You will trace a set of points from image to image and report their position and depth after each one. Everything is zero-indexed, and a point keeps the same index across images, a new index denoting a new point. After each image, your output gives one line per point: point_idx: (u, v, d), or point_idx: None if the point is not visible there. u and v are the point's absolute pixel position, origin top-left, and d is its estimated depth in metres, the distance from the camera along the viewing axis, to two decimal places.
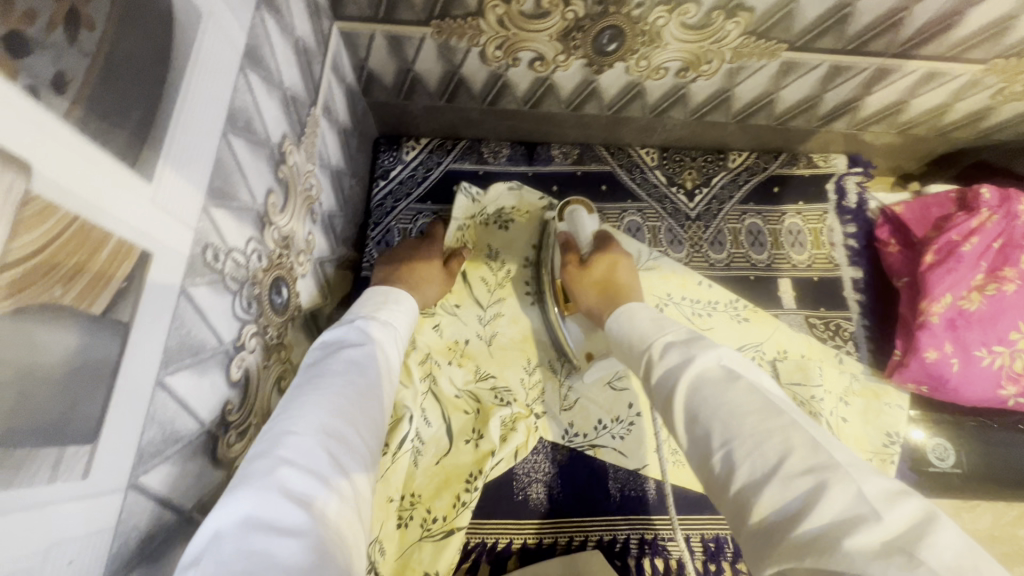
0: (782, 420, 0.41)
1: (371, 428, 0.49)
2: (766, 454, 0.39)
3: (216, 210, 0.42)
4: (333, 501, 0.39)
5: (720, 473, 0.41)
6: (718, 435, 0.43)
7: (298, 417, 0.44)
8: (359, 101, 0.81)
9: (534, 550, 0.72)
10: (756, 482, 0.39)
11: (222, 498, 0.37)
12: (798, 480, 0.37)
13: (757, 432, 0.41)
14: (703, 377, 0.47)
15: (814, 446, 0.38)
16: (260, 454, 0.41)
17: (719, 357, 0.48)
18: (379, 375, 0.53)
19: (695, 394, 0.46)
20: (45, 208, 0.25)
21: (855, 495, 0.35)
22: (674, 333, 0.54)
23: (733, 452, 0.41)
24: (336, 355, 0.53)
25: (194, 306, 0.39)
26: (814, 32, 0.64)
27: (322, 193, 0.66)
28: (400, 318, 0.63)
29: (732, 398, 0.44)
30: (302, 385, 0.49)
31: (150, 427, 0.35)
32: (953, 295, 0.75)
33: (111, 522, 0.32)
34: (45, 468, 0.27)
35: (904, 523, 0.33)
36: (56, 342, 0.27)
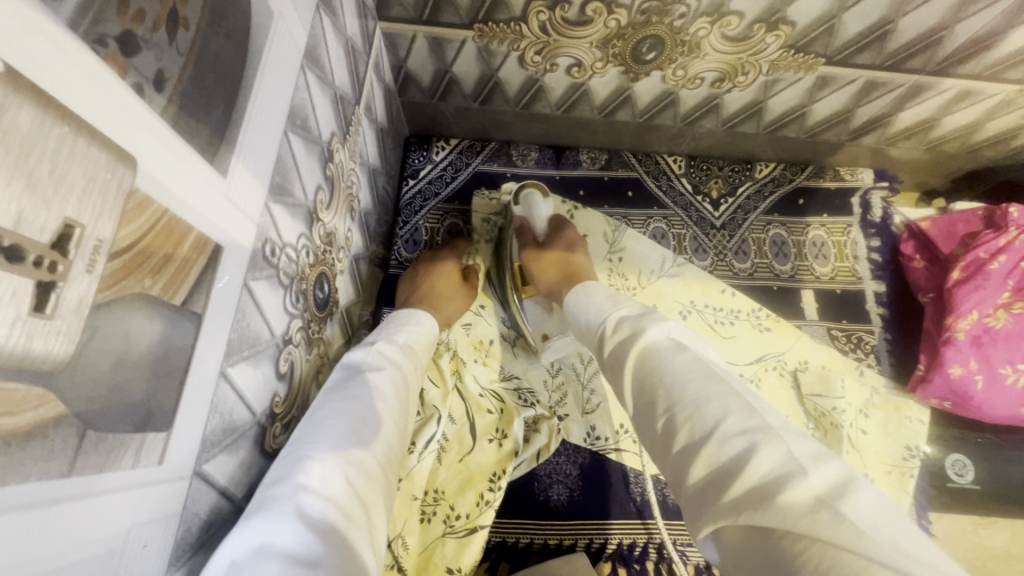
0: (721, 386, 0.42)
1: (388, 456, 0.47)
2: (705, 416, 0.40)
3: (275, 205, 0.42)
4: (348, 532, 0.38)
5: (664, 437, 0.42)
6: (663, 402, 0.43)
7: (318, 439, 0.43)
8: (394, 100, 0.81)
9: (554, 549, 0.73)
10: (695, 444, 0.39)
11: (238, 524, 0.36)
12: (731, 442, 0.37)
13: (696, 396, 0.41)
14: (654, 347, 0.48)
15: (748, 409, 0.39)
16: (278, 478, 0.40)
17: (668, 331, 0.49)
18: (398, 400, 0.53)
19: (645, 363, 0.47)
20: (143, 201, 0.26)
21: (785, 454, 0.35)
22: (629, 308, 0.54)
23: (674, 417, 0.41)
24: (357, 376, 0.52)
25: (254, 298, 0.40)
26: (853, 48, 0.65)
27: (360, 191, 0.66)
28: (417, 343, 0.63)
29: (675, 365, 0.45)
30: (321, 406, 0.48)
31: (213, 417, 0.36)
32: (978, 312, 0.76)
33: (177, 509, 0.33)
34: (130, 454, 0.28)
35: (831, 481, 0.34)
36: (146, 331, 0.28)
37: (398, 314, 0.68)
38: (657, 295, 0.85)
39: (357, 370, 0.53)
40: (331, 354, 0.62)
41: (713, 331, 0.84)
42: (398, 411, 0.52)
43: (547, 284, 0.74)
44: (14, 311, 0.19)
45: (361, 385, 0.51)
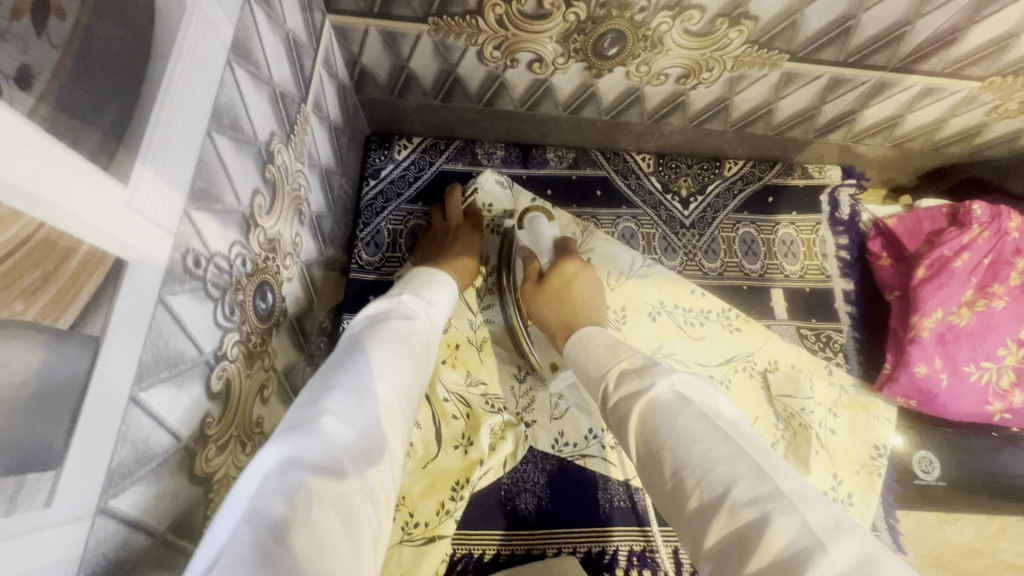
0: (729, 446, 0.41)
1: (408, 401, 0.48)
2: (713, 482, 0.40)
3: (198, 213, 0.39)
4: (367, 463, 0.39)
5: (674, 499, 0.42)
6: (670, 463, 0.43)
7: (343, 374, 0.43)
8: (351, 97, 0.78)
9: (522, 558, 0.72)
10: (705, 511, 0.39)
11: (270, 439, 0.37)
12: (742, 512, 0.37)
13: (701, 462, 0.41)
14: (657, 403, 0.47)
15: (760, 474, 0.39)
16: (306, 403, 0.40)
17: (672, 382, 0.48)
18: (422, 352, 0.53)
19: (649, 419, 0.47)
20: (4, 215, 0.23)
21: (800, 526, 0.35)
22: (629, 361, 0.53)
23: (683, 481, 0.42)
24: (383, 319, 0.53)
25: (173, 315, 0.37)
26: (816, 44, 0.64)
27: (310, 193, 0.63)
28: (440, 296, 0.62)
29: (679, 424, 0.44)
30: (349, 345, 0.48)
31: (122, 447, 0.33)
32: (943, 310, 0.75)
33: (77, 551, 0.30)
34: (3, 498, 0.24)
35: (852, 557, 0.33)
36: (16, 361, 0.25)
37: (420, 271, 0.67)
38: (620, 297, 0.83)
39: (385, 316, 0.53)
40: (279, 367, 0.58)
41: (683, 333, 0.83)
42: (421, 357, 0.52)
43: (549, 327, 0.71)
44: None
45: (387, 328, 0.51)
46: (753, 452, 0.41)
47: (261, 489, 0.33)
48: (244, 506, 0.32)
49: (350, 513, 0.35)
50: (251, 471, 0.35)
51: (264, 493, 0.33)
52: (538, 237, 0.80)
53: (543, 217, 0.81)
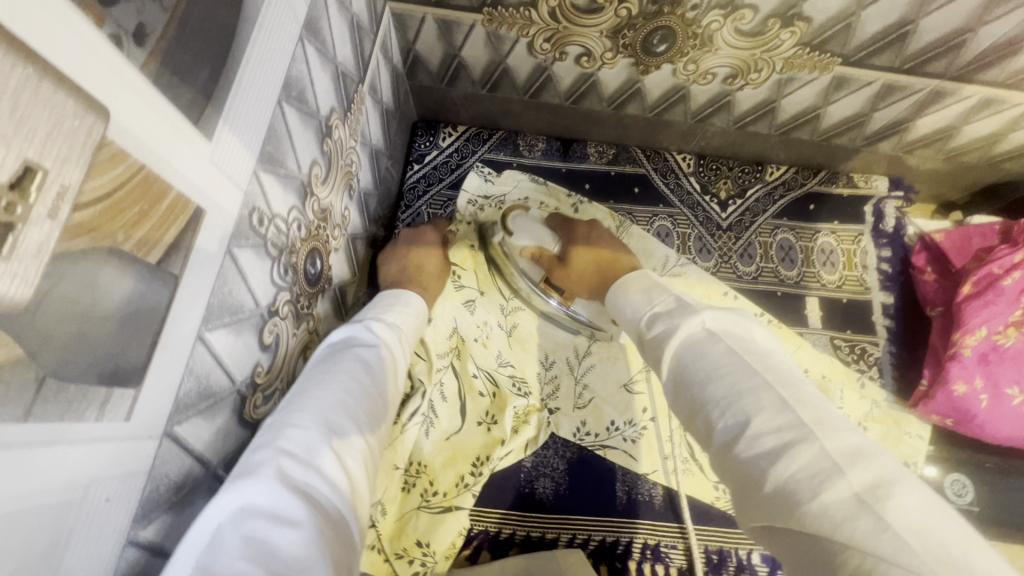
0: (754, 380, 0.44)
1: (373, 426, 0.50)
2: (738, 412, 0.43)
3: (265, 174, 0.42)
4: (329, 499, 0.40)
5: (703, 427, 0.46)
6: (697, 398, 0.47)
7: (301, 410, 0.44)
8: (402, 83, 0.81)
9: (536, 541, 0.74)
10: (730, 435, 0.43)
11: (225, 486, 0.38)
12: (763, 440, 0.40)
13: (726, 395, 0.44)
14: (689, 342, 0.50)
15: (781, 405, 0.42)
16: (262, 444, 0.41)
17: (702, 320, 0.51)
18: (385, 376, 0.55)
19: (683, 355, 0.50)
20: (116, 154, 0.26)
21: (819, 453, 0.38)
22: (662, 304, 0.56)
23: (710, 415, 0.45)
24: (344, 351, 0.54)
25: (237, 267, 0.40)
26: (870, 49, 0.63)
27: (360, 170, 0.66)
28: (405, 325, 0.64)
29: (710, 358, 0.48)
30: (303, 381, 0.49)
31: (188, 379, 0.36)
32: (988, 329, 0.72)
33: (145, 468, 0.33)
34: (93, 407, 0.28)
35: (870, 480, 0.36)
36: (114, 285, 0.28)
37: (386, 293, 0.69)
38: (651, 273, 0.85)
39: (347, 345, 0.55)
40: (322, 332, 0.62)
41: None
42: (383, 381, 0.54)
43: (586, 286, 0.77)
44: None
45: (348, 361, 0.52)
46: (783, 386, 0.43)
47: (215, 542, 0.34)
48: (198, 562, 0.33)
49: (319, 552, 0.36)
50: (202, 525, 0.35)
51: (222, 544, 0.34)
52: (534, 232, 0.81)
53: (522, 214, 0.83)
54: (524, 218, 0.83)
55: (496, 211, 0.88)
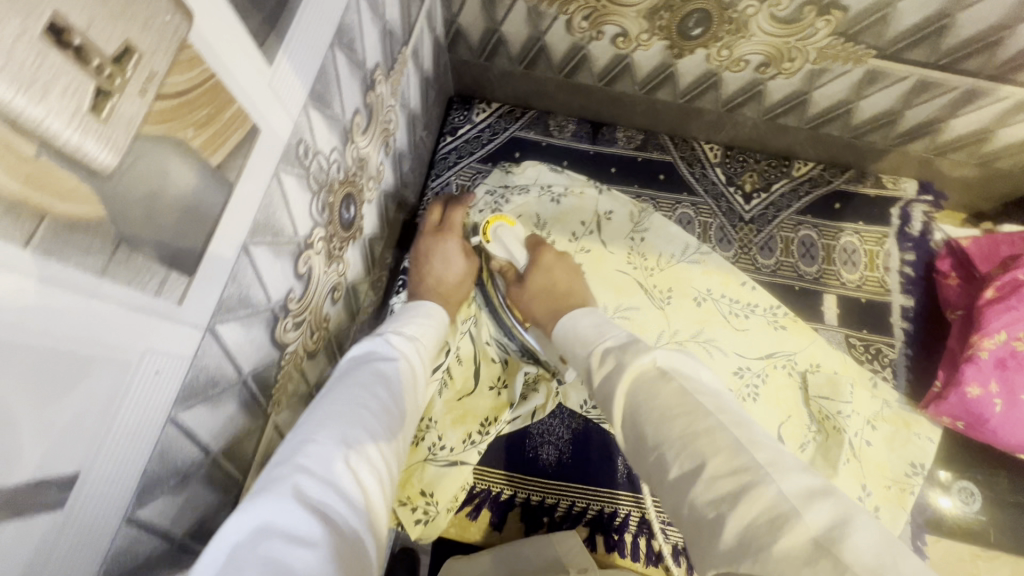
0: (707, 421, 0.43)
1: (392, 447, 0.48)
2: (689, 458, 0.42)
3: (314, 111, 0.46)
4: (349, 517, 0.37)
5: (656, 468, 0.45)
6: (651, 438, 0.46)
7: (320, 427, 0.43)
8: (443, 55, 0.85)
9: (535, 506, 0.77)
10: (686, 477, 0.42)
11: (241, 506, 0.35)
12: (720, 482, 0.39)
13: (681, 436, 0.43)
14: (641, 377, 0.50)
15: (734, 448, 0.41)
16: (279, 463, 0.39)
17: (654, 357, 0.51)
18: (402, 394, 0.53)
19: (634, 396, 0.50)
20: (194, 58, 0.30)
21: (774, 497, 0.37)
22: (613, 338, 0.57)
23: (663, 455, 0.44)
24: (361, 367, 0.54)
25: (282, 191, 0.44)
26: (906, 42, 0.63)
27: (397, 130, 0.70)
28: (423, 341, 0.63)
29: (660, 399, 0.47)
30: (321, 399, 0.49)
31: (232, 284, 0.39)
32: (1008, 333, 0.71)
33: (190, 355, 0.36)
34: (155, 281, 0.31)
35: (830, 517, 0.35)
36: (182, 176, 0.31)
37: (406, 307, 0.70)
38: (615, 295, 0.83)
39: (365, 363, 0.54)
40: (348, 278, 0.65)
41: (726, 321, 0.84)
42: (399, 394, 0.53)
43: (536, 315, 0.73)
44: (75, 103, 0.23)
45: (366, 376, 0.52)
46: (722, 428, 0.43)
47: (230, 563, 0.31)
48: None
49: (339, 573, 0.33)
50: (216, 545, 0.33)
51: (237, 565, 0.31)
52: (510, 246, 0.80)
53: (507, 227, 0.80)
54: (507, 228, 0.80)
55: (529, 197, 0.88)
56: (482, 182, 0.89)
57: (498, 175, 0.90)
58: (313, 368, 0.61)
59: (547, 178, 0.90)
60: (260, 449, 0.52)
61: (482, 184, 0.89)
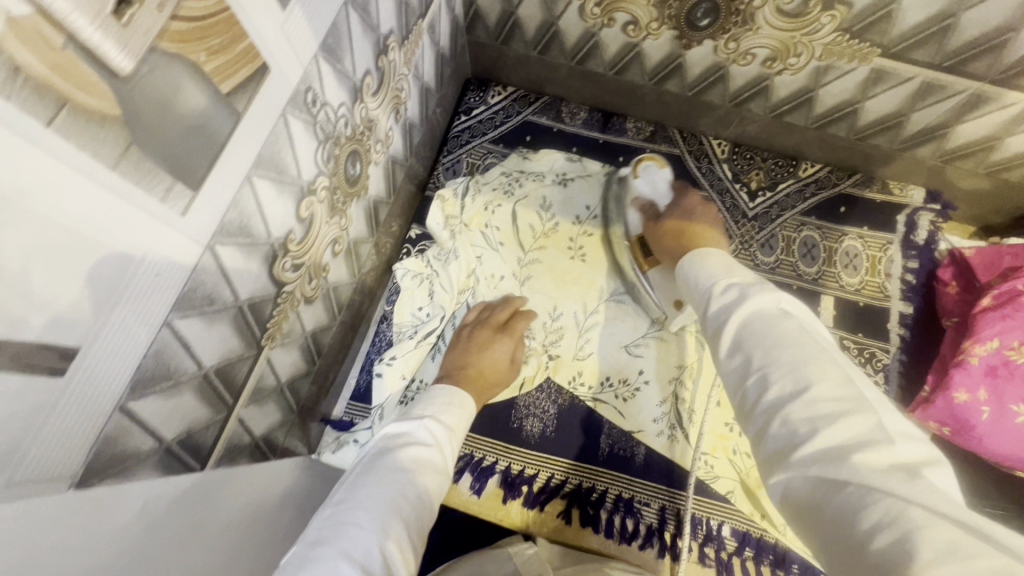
0: (823, 354, 0.42)
1: (421, 533, 0.50)
2: (800, 378, 0.40)
3: (324, 62, 0.49)
4: None
5: (749, 394, 0.43)
6: (756, 361, 0.43)
7: (354, 515, 0.47)
8: (461, 37, 0.88)
9: (515, 476, 0.79)
10: (782, 399, 0.40)
11: None
12: (820, 404, 0.38)
13: (792, 361, 0.42)
14: (760, 313, 0.47)
15: (846, 380, 0.40)
16: (319, 549, 0.43)
17: (778, 300, 0.47)
18: (439, 475, 0.56)
19: (747, 331, 0.46)
20: None
21: (875, 424, 0.37)
22: (742, 276, 0.51)
23: (767, 375, 0.42)
24: (402, 446, 0.56)
25: (288, 131, 0.47)
26: (910, 41, 0.64)
27: (409, 99, 0.73)
28: (464, 420, 0.64)
29: (780, 331, 0.44)
30: (356, 483, 0.51)
31: (233, 210, 0.43)
32: (1001, 342, 0.71)
33: (189, 266, 0.40)
34: (161, 187, 0.35)
35: (915, 455, 0.35)
36: (194, 96, 0.35)
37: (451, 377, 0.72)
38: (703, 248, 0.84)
39: (407, 439, 0.57)
40: (350, 233, 0.68)
41: None
42: (436, 482, 0.55)
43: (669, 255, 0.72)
44: (97, 6, 0.27)
45: (400, 460, 0.54)
46: (828, 361, 0.42)
47: None
48: None
49: None
50: None
51: None
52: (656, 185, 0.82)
53: (653, 166, 0.83)
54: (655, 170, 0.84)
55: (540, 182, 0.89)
56: (496, 164, 0.93)
57: (516, 161, 0.93)
58: (310, 314, 0.64)
59: (559, 165, 0.92)
60: (250, 379, 0.55)
61: (495, 167, 0.92)
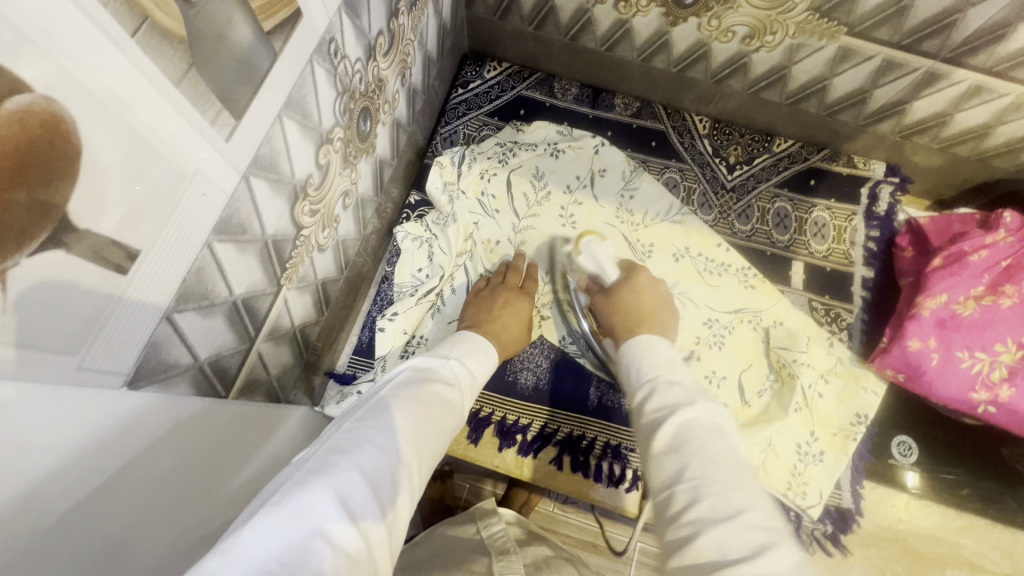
0: (748, 482, 0.46)
1: (426, 468, 0.52)
2: (729, 501, 0.43)
3: (346, 17, 0.53)
4: (373, 528, 0.41)
5: (666, 505, 0.46)
6: (687, 471, 0.47)
7: (375, 431, 0.48)
8: (460, 10, 0.93)
9: (510, 425, 0.84)
10: (709, 519, 0.43)
11: (298, 482, 0.40)
12: (749, 534, 0.41)
13: (722, 481, 0.45)
14: (694, 421, 0.52)
15: (767, 514, 0.43)
16: (339, 451, 0.45)
17: (712, 414, 0.53)
18: (451, 418, 0.58)
19: (685, 431, 0.51)
20: None
21: (793, 563, 0.39)
22: (681, 377, 0.59)
23: (699, 488, 0.45)
24: (424, 385, 0.58)
25: (313, 79, 0.51)
26: (873, 21, 0.71)
27: (414, 66, 0.77)
28: (478, 372, 0.67)
29: (713, 445, 0.49)
30: (380, 406, 0.52)
31: (265, 145, 0.47)
32: (949, 296, 0.79)
33: (227, 190, 0.43)
34: (211, 111, 0.38)
35: None
36: (242, 30, 0.38)
37: (467, 331, 0.74)
38: (649, 245, 0.92)
39: (428, 380, 0.59)
40: (358, 189, 0.72)
41: (700, 277, 0.91)
42: (448, 426, 0.57)
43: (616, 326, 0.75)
44: None
45: (422, 395, 0.56)
46: (756, 490, 0.46)
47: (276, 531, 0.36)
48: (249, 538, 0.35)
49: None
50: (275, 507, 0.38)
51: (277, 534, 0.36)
52: (600, 260, 0.84)
53: (595, 239, 0.86)
54: (598, 244, 0.86)
55: (533, 152, 0.95)
56: (495, 136, 0.97)
57: (510, 132, 0.97)
58: (321, 264, 0.68)
59: (552, 137, 0.97)
60: (269, 316, 0.58)
61: (494, 137, 0.97)
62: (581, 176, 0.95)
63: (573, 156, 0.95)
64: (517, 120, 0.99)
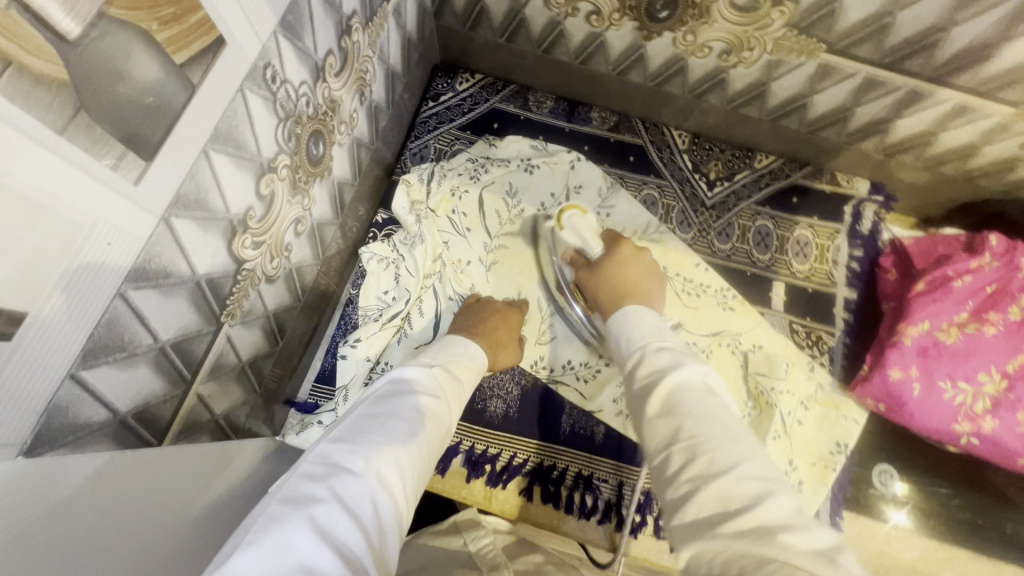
0: (742, 433, 0.44)
1: (416, 484, 0.49)
2: (726, 453, 0.41)
3: (284, 39, 0.50)
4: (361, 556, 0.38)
5: (663, 467, 0.45)
6: (681, 430, 0.45)
7: (355, 453, 0.45)
8: (429, 22, 0.89)
9: (478, 455, 0.81)
10: (707, 474, 0.41)
11: (270, 517, 0.37)
12: (748, 482, 0.39)
13: (720, 432, 0.43)
14: (687, 382, 0.50)
15: (767, 462, 0.41)
16: (315, 480, 0.42)
17: (704, 374, 0.51)
18: (439, 430, 0.55)
19: (678, 391, 0.49)
20: None
21: (794, 509, 0.37)
22: (672, 341, 0.57)
23: (695, 445, 0.43)
24: (407, 395, 0.55)
25: (246, 108, 0.47)
26: (852, 38, 0.68)
27: (374, 82, 0.74)
28: (467, 377, 0.65)
29: (706, 404, 0.47)
30: (360, 423, 0.49)
31: (189, 183, 0.43)
32: (931, 324, 0.76)
33: (143, 237, 0.40)
34: (112, 155, 0.35)
35: (831, 540, 0.35)
36: (145, 67, 0.35)
37: (445, 336, 0.71)
38: None
39: (413, 390, 0.56)
40: (313, 213, 0.69)
41: (677, 299, 0.88)
42: (438, 437, 0.54)
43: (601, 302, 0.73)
44: None
45: (405, 408, 0.53)
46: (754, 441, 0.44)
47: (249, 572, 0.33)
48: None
49: None
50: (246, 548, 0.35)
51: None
52: (584, 234, 0.78)
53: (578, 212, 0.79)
54: (580, 219, 0.79)
55: (506, 168, 0.92)
56: (466, 151, 0.93)
57: (482, 147, 0.94)
58: (271, 293, 0.64)
59: (525, 153, 0.94)
60: (209, 354, 0.55)
61: (465, 153, 0.93)
62: (555, 193, 0.91)
63: (546, 172, 0.92)
64: (490, 135, 0.96)
